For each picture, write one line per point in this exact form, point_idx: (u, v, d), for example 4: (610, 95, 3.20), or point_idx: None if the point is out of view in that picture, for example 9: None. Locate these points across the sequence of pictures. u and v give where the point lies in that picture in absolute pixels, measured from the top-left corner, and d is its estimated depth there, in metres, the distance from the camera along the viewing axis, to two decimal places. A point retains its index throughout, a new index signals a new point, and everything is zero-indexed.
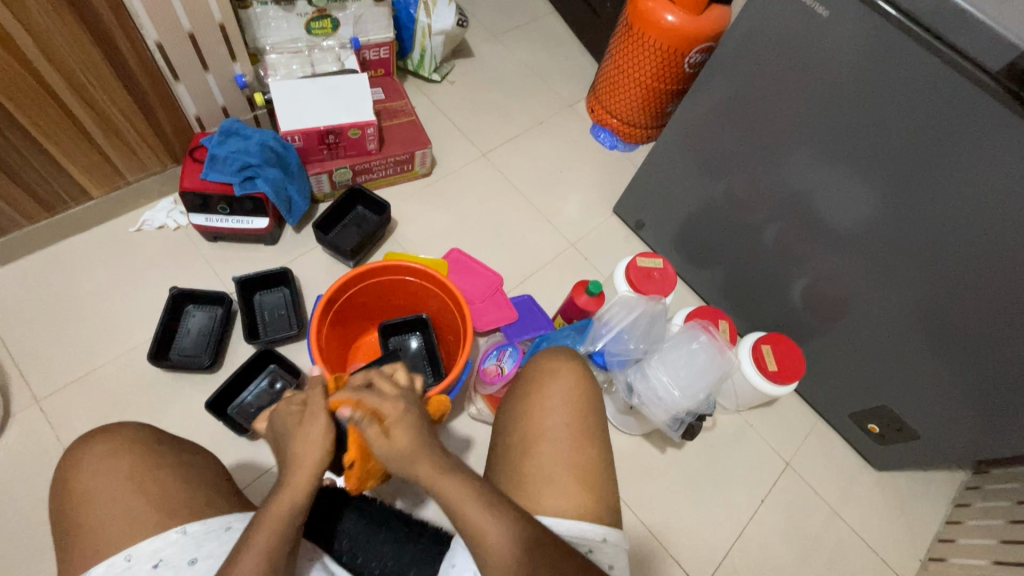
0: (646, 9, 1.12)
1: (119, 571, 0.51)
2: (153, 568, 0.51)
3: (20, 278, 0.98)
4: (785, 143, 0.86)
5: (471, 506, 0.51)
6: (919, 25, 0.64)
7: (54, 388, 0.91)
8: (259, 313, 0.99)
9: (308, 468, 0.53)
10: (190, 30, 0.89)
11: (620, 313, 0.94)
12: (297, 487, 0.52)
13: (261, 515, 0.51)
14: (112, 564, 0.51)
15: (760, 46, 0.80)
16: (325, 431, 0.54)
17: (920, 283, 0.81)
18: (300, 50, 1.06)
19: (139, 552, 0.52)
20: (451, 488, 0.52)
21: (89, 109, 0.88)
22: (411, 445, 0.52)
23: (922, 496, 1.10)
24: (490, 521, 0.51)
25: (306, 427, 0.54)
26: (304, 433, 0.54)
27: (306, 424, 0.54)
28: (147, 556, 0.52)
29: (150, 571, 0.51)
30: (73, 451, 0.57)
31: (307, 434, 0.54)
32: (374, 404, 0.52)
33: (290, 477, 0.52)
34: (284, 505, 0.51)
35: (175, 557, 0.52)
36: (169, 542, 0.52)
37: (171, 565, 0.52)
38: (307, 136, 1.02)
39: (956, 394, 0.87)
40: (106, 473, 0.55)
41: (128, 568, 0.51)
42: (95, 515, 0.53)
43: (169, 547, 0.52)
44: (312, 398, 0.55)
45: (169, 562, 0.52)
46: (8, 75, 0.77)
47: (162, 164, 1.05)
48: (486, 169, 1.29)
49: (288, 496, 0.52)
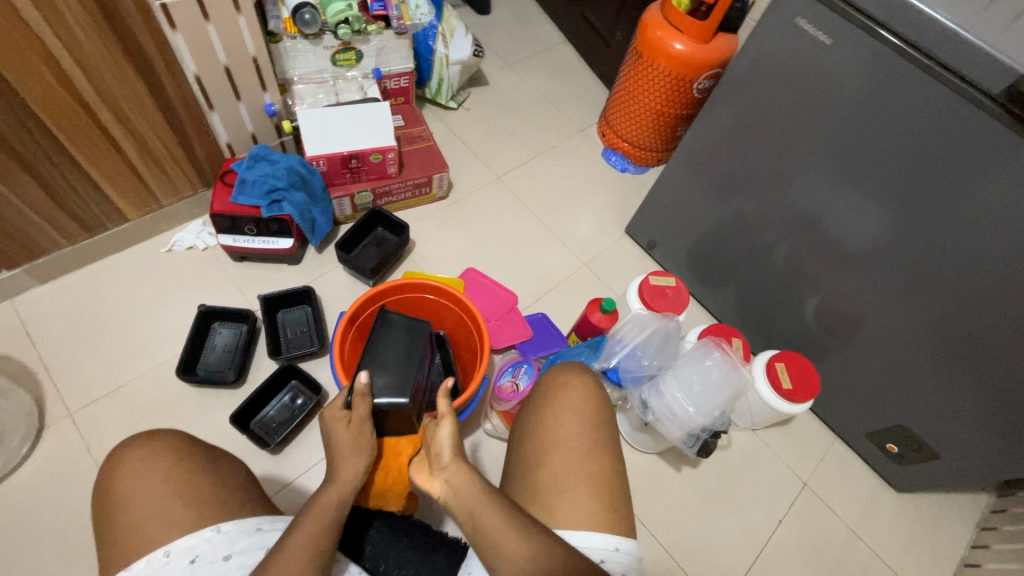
0: (655, 38, 1.16)
1: (158, 566, 0.53)
2: (190, 563, 0.53)
3: (58, 296, 1.03)
4: (795, 166, 0.88)
5: (485, 508, 0.54)
6: (918, 51, 0.67)
7: (85, 402, 0.94)
8: (282, 330, 1.03)
9: (353, 467, 0.57)
10: (226, 63, 0.96)
11: (633, 331, 0.96)
12: (344, 481, 0.56)
13: (312, 504, 0.55)
14: (152, 559, 0.53)
15: (767, 72, 0.83)
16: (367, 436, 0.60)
17: (934, 302, 0.81)
18: (326, 80, 1.11)
19: (176, 548, 0.54)
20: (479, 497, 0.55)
21: (130, 137, 0.93)
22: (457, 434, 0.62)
23: (946, 519, 1.08)
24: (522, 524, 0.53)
25: (357, 433, 0.59)
26: (353, 436, 0.59)
27: (353, 426, 0.59)
28: (185, 552, 0.54)
29: (187, 566, 0.53)
30: (112, 456, 0.59)
31: (358, 438, 0.59)
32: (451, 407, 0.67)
33: (338, 473, 0.57)
34: (333, 496, 0.56)
35: (210, 553, 0.54)
36: (204, 539, 0.55)
37: (207, 560, 0.54)
38: (330, 162, 1.07)
39: (975, 412, 0.86)
40: (144, 475, 0.57)
41: (167, 563, 0.53)
42: (133, 514, 0.56)
43: (205, 544, 0.54)
44: (359, 406, 0.60)
45: (204, 558, 0.54)
46: (62, 109, 0.83)
47: (194, 188, 1.10)
48: (501, 191, 1.33)
49: (337, 489, 0.56)
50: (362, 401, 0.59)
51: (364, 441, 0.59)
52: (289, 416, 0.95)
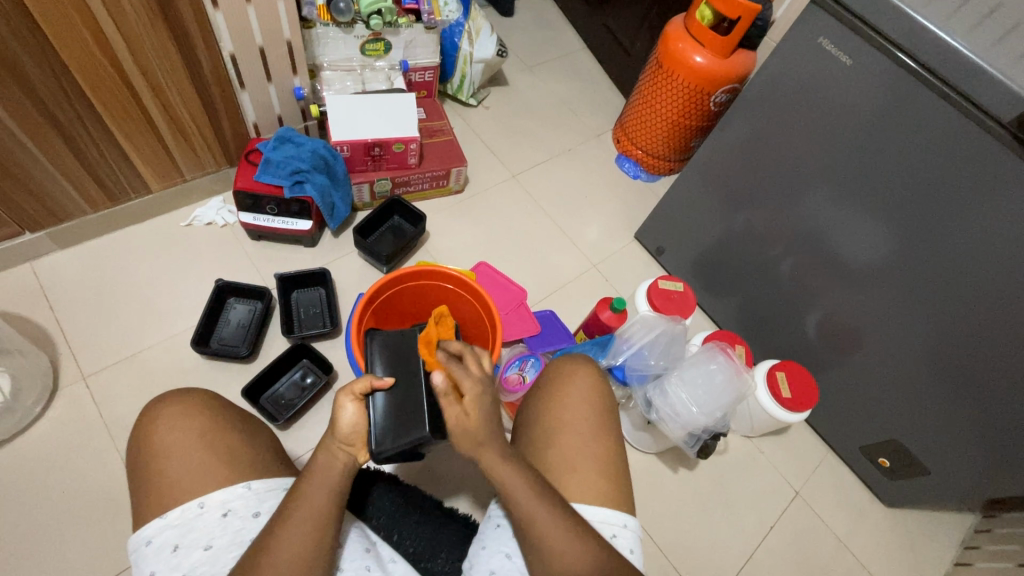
0: (676, 50, 1.19)
1: (192, 516, 0.55)
2: (222, 517, 0.55)
3: (77, 262, 1.04)
4: (804, 184, 0.91)
5: (529, 500, 0.55)
6: (934, 75, 0.70)
7: (100, 366, 0.95)
8: (295, 310, 1.04)
9: (339, 443, 0.57)
10: (262, 45, 0.98)
11: (640, 332, 0.98)
12: (332, 452, 0.57)
13: (308, 471, 0.56)
14: (186, 509, 0.55)
15: (785, 90, 0.86)
16: (354, 418, 0.57)
17: (934, 322, 0.84)
18: (353, 69, 1.15)
19: (211, 500, 0.55)
20: (533, 507, 0.55)
21: (162, 108, 0.95)
22: (479, 426, 0.56)
23: (931, 535, 1.11)
24: (546, 516, 0.54)
25: (340, 415, 0.57)
26: (341, 417, 0.57)
27: (342, 406, 0.57)
28: (218, 505, 0.56)
29: (219, 519, 0.55)
30: (148, 409, 0.61)
31: (346, 416, 0.57)
32: (458, 377, 0.56)
33: (325, 443, 0.57)
34: (326, 471, 0.56)
35: (242, 508, 0.56)
36: (237, 494, 0.57)
37: (239, 515, 0.56)
38: (354, 148, 1.09)
39: (967, 431, 0.89)
40: (179, 429, 0.59)
41: (200, 515, 0.55)
42: (168, 466, 0.57)
43: (237, 500, 0.56)
44: (348, 390, 0.58)
45: (236, 512, 0.56)
46: (104, 79, 0.86)
47: (218, 164, 1.12)
48: (515, 189, 1.36)
49: (326, 465, 0.56)
50: (349, 392, 0.58)
51: (356, 428, 0.58)
52: (298, 395, 0.96)
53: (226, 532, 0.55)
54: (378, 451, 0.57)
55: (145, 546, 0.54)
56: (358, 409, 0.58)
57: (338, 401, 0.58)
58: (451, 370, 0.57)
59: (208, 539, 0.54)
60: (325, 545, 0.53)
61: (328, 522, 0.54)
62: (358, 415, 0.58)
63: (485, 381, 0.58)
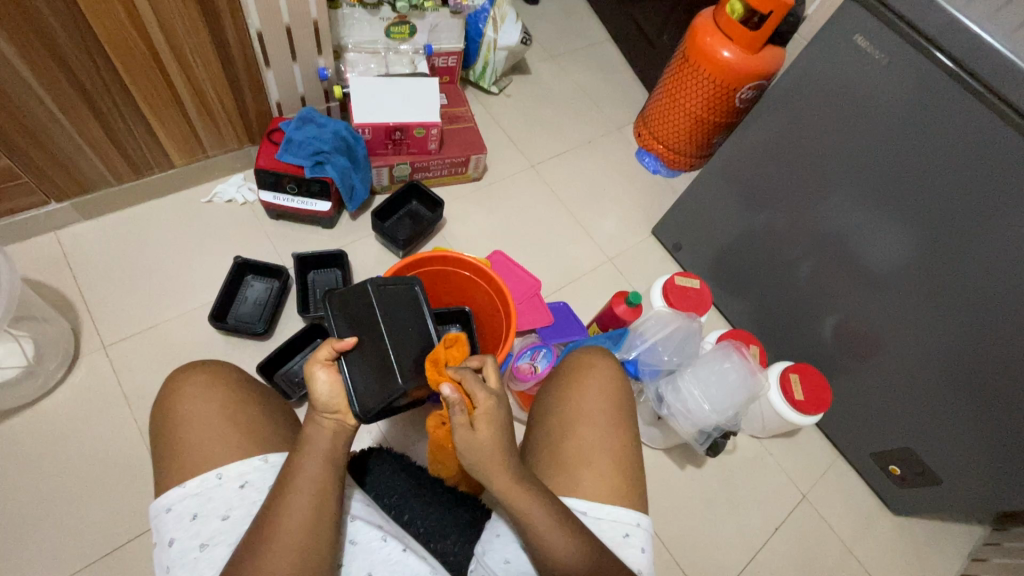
0: (704, 44, 1.17)
1: (211, 486, 0.56)
2: (240, 488, 0.56)
3: (100, 233, 1.06)
4: (827, 186, 0.90)
5: (521, 497, 0.55)
6: (973, 78, 0.69)
7: (120, 336, 0.97)
8: (311, 290, 1.05)
9: (325, 412, 0.58)
10: (288, 23, 0.97)
11: (654, 327, 0.98)
12: (321, 423, 0.58)
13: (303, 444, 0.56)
14: (205, 479, 0.56)
15: (815, 88, 0.84)
16: (330, 384, 0.59)
17: (956, 332, 0.82)
18: (377, 51, 1.14)
19: (228, 472, 0.56)
20: (523, 503, 0.55)
21: (188, 85, 0.96)
22: (488, 441, 0.55)
23: (937, 546, 1.10)
24: (538, 511, 0.54)
25: (315, 383, 0.59)
26: (317, 386, 0.59)
27: (316, 375, 0.59)
28: (235, 477, 0.56)
29: (236, 490, 0.56)
30: (171, 379, 0.62)
31: (322, 384, 0.59)
32: (471, 391, 0.57)
33: (313, 413, 0.58)
34: (316, 442, 0.56)
35: (259, 480, 0.57)
36: (254, 467, 0.57)
37: (256, 487, 0.57)
38: (375, 130, 1.08)
39: (983, 443, 0.88)
40: (201, 400, 0.60)
41: (218, 485, 0.56)
42: (188, 435, 0.58)
43: (254, 472, 0.57)
44: (317, 358, 0.60)
45: (253, 484, 0.57)
46: (133, 53, 0.86)
47: (240, 142, 1.12)
48: (533, 179, 1.35)
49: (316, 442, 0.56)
50: (318, 359, 0.60)
51: (335, 392, 0.59)
52: None
53: (243, 503, 0.56)
54: (364, 409, 0.58)
55: (165, 513, 0.55)
56: (332, 375, 0.60)
57: (311, 372, 0.60)
58: (465, 384, 0.57)
59: (225, 509, 0.55)
60: (327, 518, 0.54)
61: (329, 495, 0.55)
62: (332, 379, 0.59)
63: (497, 396, 0.58)
